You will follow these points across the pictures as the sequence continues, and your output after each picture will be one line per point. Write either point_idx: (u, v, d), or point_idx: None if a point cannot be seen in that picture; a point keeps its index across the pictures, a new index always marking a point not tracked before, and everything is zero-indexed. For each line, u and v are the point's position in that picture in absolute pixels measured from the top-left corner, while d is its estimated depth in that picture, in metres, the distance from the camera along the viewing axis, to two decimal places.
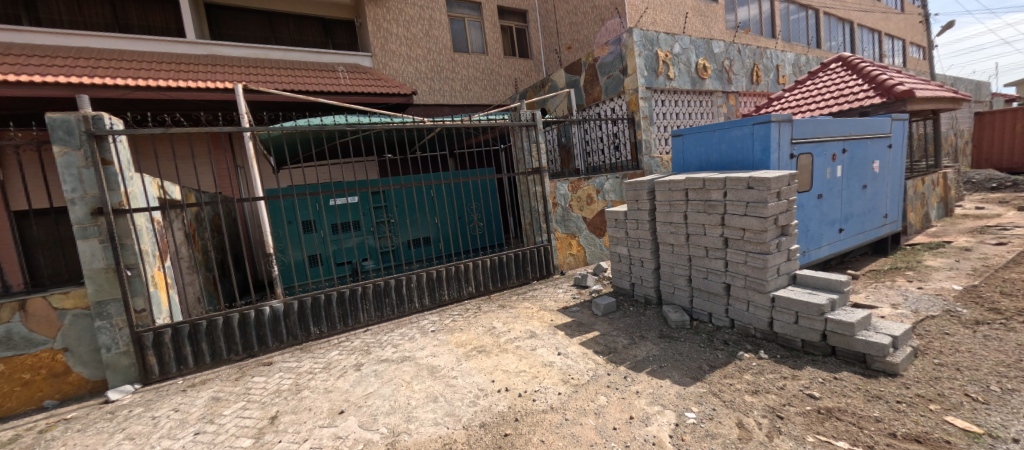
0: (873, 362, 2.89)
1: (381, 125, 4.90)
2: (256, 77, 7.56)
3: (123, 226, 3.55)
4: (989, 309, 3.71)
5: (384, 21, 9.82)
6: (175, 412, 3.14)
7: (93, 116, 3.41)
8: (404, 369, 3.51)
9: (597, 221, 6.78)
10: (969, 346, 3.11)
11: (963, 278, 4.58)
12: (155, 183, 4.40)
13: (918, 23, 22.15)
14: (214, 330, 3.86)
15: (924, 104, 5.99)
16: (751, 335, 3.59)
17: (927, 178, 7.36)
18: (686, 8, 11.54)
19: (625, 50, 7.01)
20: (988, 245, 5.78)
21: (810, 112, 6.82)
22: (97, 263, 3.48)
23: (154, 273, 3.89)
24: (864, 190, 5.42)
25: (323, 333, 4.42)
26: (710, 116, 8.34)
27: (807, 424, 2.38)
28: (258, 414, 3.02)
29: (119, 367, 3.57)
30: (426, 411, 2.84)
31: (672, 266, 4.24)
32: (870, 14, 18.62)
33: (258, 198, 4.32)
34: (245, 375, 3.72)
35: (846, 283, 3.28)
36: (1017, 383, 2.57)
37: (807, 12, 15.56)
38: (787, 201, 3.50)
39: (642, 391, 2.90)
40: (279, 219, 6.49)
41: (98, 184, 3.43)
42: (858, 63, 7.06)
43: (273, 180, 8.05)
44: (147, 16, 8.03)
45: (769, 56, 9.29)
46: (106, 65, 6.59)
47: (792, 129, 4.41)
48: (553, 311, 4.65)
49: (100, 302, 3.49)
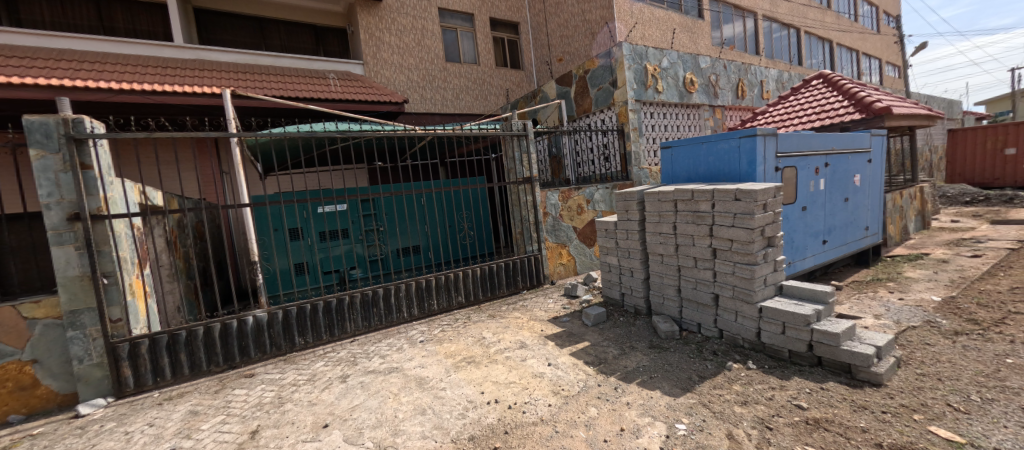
0: (858, 372, 2.93)
1: (371, 133, 4.81)
2: (244, 83, 7.47)
3: (101, 233, 3.44)
4: (967, 320, 3.81)
5: (376, 29, 9.82)
6: (150, 427, 3.01)
7: (73, 120, 3.32)
8: (392, 380, 3.44)
9: (587, 232, 6.82)
10: (948, 356, 3.18)
11: (941, 289, 4.71)
12: (136, 188, 4.31)
13: (893, 43, 23.16)
14: (194, 340, 3.74)
15: (902, 120, 6.19)
16: (740, 345, 3.61)
17: (905, 192, 7.60)
18: (674, 24, 11.85)
19: (616, 62, 7.09)
20: (964, 256, 5.97)
21: (793, 127, 6.99)
22: (71, 271, 3.35)
23: (132, 281, 3.76)
24: (846, 203, 5.55)
25: (309, 344, 4.32)
26: (698, 128, 8.50)
27: (796, 435, 2.39)
28: (238, 428, 2.92)
29: (92, 380, 3.42)
30: (413, 424, 2.77)
31: (661, 277, 4.25)
32: (848, 34, 19.39)
33: (244, 205, 4.17)
34: (226, 387, 3.60)
35: (831, 294, 3.34)
36: (996, 393, 2.63)
37: (788, 31, 16.12)
38: (774, 213, 3.57)
39: (633, 402, 2.89)
40: (265, 226, 6.40)
41: (76, 189, 3.33)
42: (838, 80, 7.27)
43: (259, 186, 7.98)
44: (134, 19, 7.92)
45: (753, 72, 9.53)
46: (88, 67, 6.46)
47: (777, 143, 4.51)
48: (543, 321, 4.62)
49: (73, 311, 3.35)
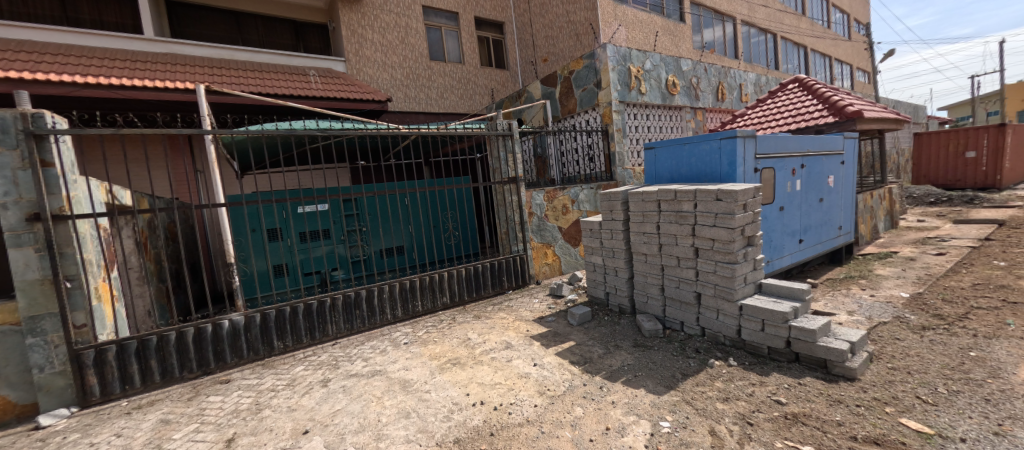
0: (833, 367, 3.02)
1: (353, 131, 4.71)
2: (220, 78, 7.23)
3: (64, 234, 3.26)
4: (933, 315, 3.98)
5: (358, 26, 9.64)
6: (117, 438, 2.87)
7: (33, 114, 3.14)
8: (375, 383, 3.37)
9: (572, 231, 6.84)
10: (917, 350, 3.31)
11: (909, 285, 4.91)
12: (102, 187, 4.11)
13: (863, 50, 24.09)
14: (166, 346, 3.59)
15: (872, 124, 6.43)
16: (721, 342, 3.68)
17: (876, 193, 7.91)
18: (657, 27, 12.04)
19: (600, 63, 7.15)
20: (929, 254, 6.24)
21: (771, 129, 7.17)
22: (31, 274, 3.17)
23: (98, 285, 3.57)
24: (820, 203, 5.73)
25: (288, 348, 4.21)
26: (680, 130, 8.63)
27: (775, 430, 2.44)
28: (213, 436, 2.81)
29: (53, 389, 3.24)
30: (397, 428, 2.72)
31: (645, 276, 4.30)
32: (822, 40, 20.07)
33: (219, 205, 4.00)
34: (199, 394, 3.46)
35: (808, 291, 3.44)
36: (961, 385, 2.75)
37: (765, 36, 16.58)
38: (753, 213, 3.65)
39: (618, 401, 2.90)
40: (242, 227, 6.22)
41: (36, 188, 3.15)
42: (814, 85, 7.48)
43: (236, 186, 7.75)
44: (100, 10, 7.57)
45: (733, 75, 9.76)
46: (51, 60, 6.14)
47: (756, 145, 4.62)
48: (529, 321, 4.61)
49: (33, 316, 3.17)
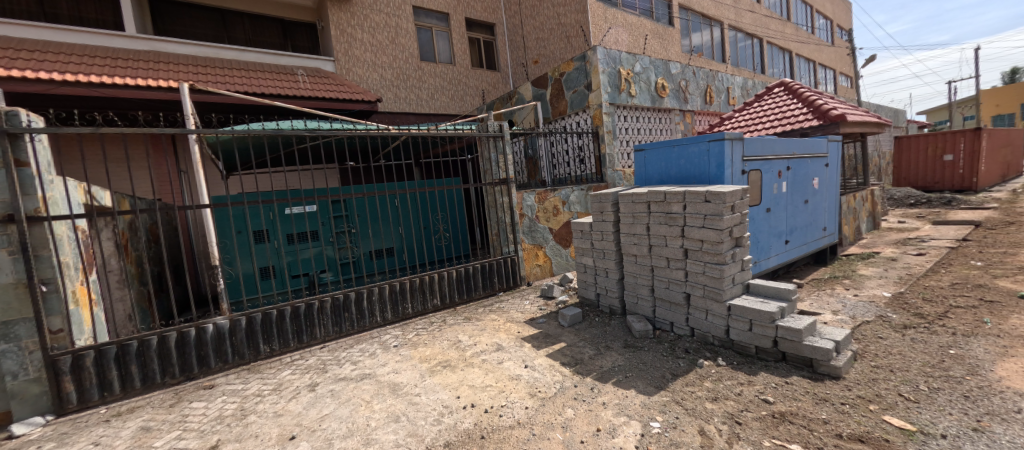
0: (819, 366, 3.07)
1: (343, 131, 4.66)
2: (205, 77, 7.09)
3: (39, 236, 3.15)
4: (914, 314, 4.08)
5: (347, 26, 9.55)
6: (95, 447, 2.78)
7: (7, 112, 3.04)
8: (364, 387, 3.33)
9: (563, 232, 6.85)
10: (899, 349, 3.38)
11: (891, 285, 5.03)
12: (80, 187, 3.99)
13: (846, 55, 24.65)
14: (147, 351, 3.50)
15: (855, 127, 6.57)
16: (710, 342, 3.71)
17: (858, 195, 8.09)
18: (646, 30, 12.17)
19: (590, 66, 7.19)
20: (910, 255, 6.41)
21: (758, 132, 7.29)
22: (4, 278, 3.06)
23: (76, 288, 3.46)
24: (806, 205, 5.84)
25: (274, 351, 4.13)
26: (669, 132, 8.72)
27: (763, 429, 2.47)
28: (196, 444, 2.74)
29: (28, 397, 3.13)
30: (386, 433, 2.69)
31: (635, 277, 4.32)
32: (806, 45, 20.50)
33: (203, 206, 3.83)
34: (182, 400, 3.37)
35: (793, 292, 3.49)
36: (942, 382, 2.81)
37: (752, 41, 16.88)
38: (741, 214, 3.69)
39: (609, 402, 2.91)
40: (227, 229, 6.10)
41: (9, 188, 3.04)
42: (799, 89, 7.63)
43: (221, 187, 7.60)
44: (80, 6, 7.37)
45: (720, 79, 9.91)
46: (28, 56, 5.96)
47: (743, 147, 4.69)
48: (520, 323, 4.60)
49: (6, 322, 3.06)
